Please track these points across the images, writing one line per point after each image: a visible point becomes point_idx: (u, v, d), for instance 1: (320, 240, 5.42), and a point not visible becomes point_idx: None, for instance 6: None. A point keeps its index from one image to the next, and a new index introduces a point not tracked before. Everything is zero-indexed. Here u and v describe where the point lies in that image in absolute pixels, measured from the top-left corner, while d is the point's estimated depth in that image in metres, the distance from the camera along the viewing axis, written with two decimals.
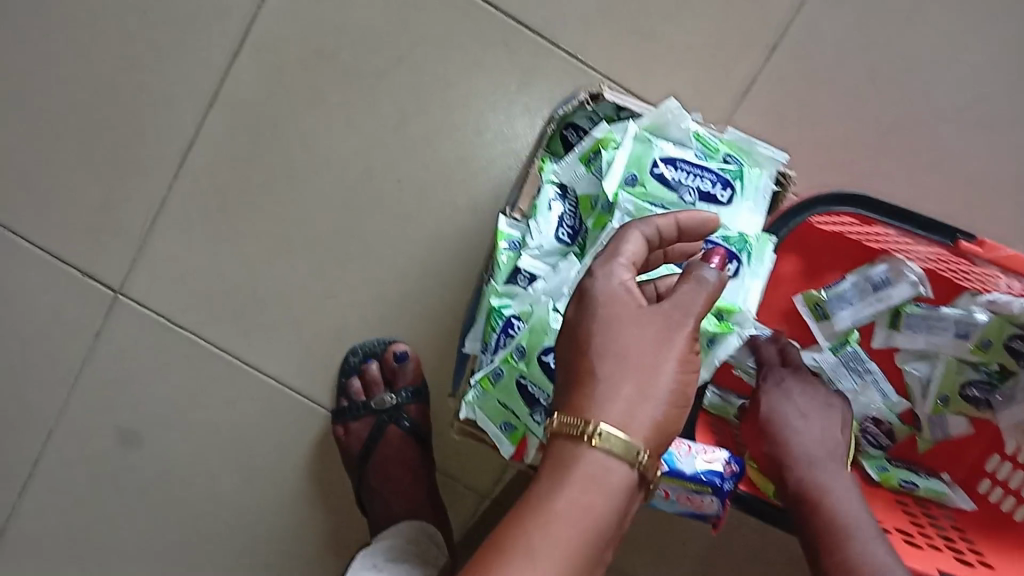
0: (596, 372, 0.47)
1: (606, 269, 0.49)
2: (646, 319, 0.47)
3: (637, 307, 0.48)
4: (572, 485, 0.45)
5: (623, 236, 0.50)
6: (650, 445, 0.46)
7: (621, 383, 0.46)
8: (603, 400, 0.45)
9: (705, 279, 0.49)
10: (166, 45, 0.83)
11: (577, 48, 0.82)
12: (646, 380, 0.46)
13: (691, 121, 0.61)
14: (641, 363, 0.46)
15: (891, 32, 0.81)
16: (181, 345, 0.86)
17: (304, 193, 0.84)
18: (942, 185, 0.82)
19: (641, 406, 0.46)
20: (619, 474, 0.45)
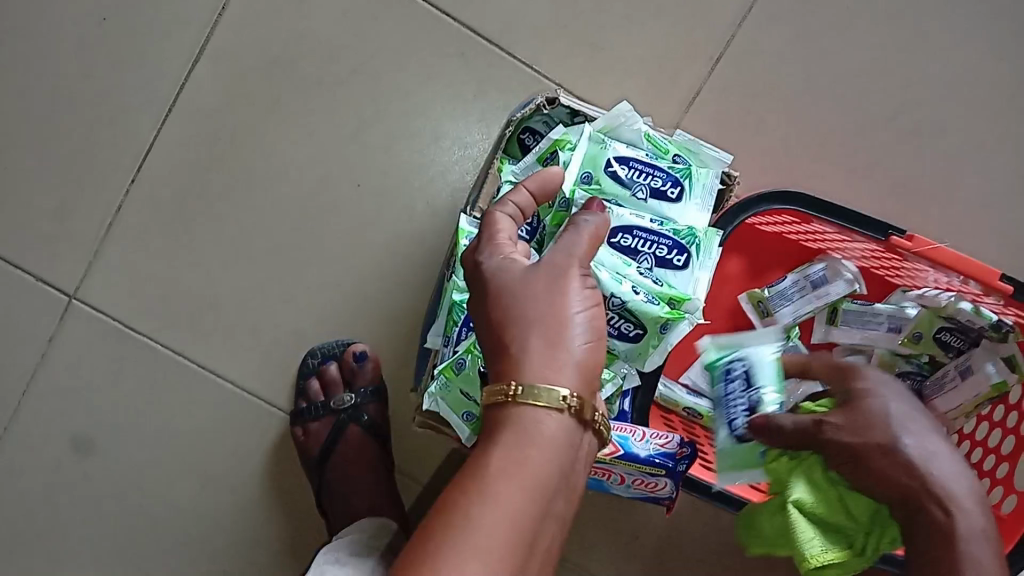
0: (508, 335, 0.49)
1: (492, 251, 0.53)
2: (535, 272, 0.51)
3: (521, 267, 0.51)
4: (507, 445, 0.47)
5: (492, 221, 0.54)
6: (577, 388, 0.49)
7: (531, 339, 0.49)
8: (523, 358, 0.49)
9: (582, 224, 0.54)
10: (126, 53, 0.84)
11: (530, 57, 0.85)
12: (553, 331, 0.49)
13: (642, 123, 0.65)
14: (546, 313, 0.49)
15: (826, 44, 0.85)
16: (137, 351, 0.86)
17: (263, 198, 0.85)
18: (879, 189, 0.86)
19: (558, 356, 0.49)
20: (551, 422, 0.48)
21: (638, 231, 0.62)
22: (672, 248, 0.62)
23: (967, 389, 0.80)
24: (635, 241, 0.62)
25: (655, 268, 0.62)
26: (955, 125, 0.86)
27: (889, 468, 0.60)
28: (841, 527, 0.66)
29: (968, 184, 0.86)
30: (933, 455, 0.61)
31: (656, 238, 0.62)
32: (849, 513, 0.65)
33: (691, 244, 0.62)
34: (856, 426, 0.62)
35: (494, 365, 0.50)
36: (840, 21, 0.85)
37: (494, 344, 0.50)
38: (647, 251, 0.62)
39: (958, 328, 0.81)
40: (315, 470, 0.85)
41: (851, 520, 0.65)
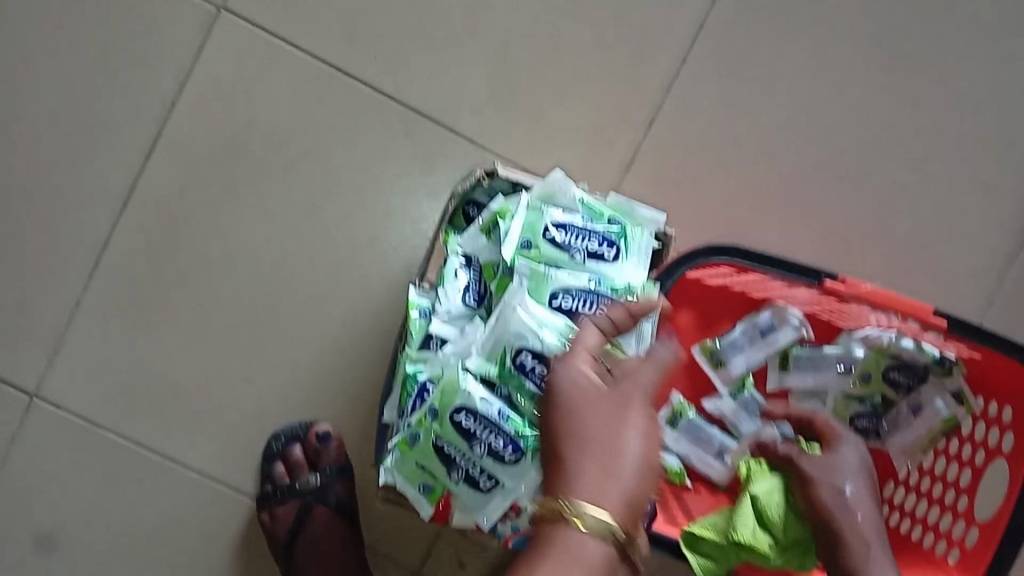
0: (568, 452, 0.53)
1: (565, 361, 0.57)
2: (605, 395, 0.55)
3: (592, 387, 0.55)
4: (553, 563, 0.49)
5: (581, 332, 0.59)
6: (620, 513, 0.51)
7: (586, 461, 0.52)
8: (574, 476, 0.52)
9: (657, 355, 0.57)
10: (78, 150, 0.85)
11: (473, 131, 0.87)
12: (610, 456, 0.52)
13: (576, 188, 0.68)
14: (604, 441, 0.53)
15: (755, 101, 0.88)
16: (101, 444, 0.86)
17: (220, 283, 0.86)
18: (817, 237, 0.89)
19: (609, 481, 0.51)
20: (594, 545, 0.50)
21: (577, 291, 0.64)
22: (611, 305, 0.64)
23: (921, 424, 0.84)
24: (575, 301, 0.64)
25: None
26: (883, 171, 0.89)
27: (831, 505, 0.74)
28: (775, 536, 0.76)
29: (898, 227, 0.89)
30: (865, 503, 0.75)
31: (595, 297, 0.64)
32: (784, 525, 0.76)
33: (628, 300, 0.64)
34: (825, 467, 0.77)
35: (549, 480, 0.53)
36: (766, 81, 0.88)
37: (551, 451, 0.54)
38: (587, 311, 0.64)
39: (905, 365, 0.84)
40: (283, 552, 0.85)
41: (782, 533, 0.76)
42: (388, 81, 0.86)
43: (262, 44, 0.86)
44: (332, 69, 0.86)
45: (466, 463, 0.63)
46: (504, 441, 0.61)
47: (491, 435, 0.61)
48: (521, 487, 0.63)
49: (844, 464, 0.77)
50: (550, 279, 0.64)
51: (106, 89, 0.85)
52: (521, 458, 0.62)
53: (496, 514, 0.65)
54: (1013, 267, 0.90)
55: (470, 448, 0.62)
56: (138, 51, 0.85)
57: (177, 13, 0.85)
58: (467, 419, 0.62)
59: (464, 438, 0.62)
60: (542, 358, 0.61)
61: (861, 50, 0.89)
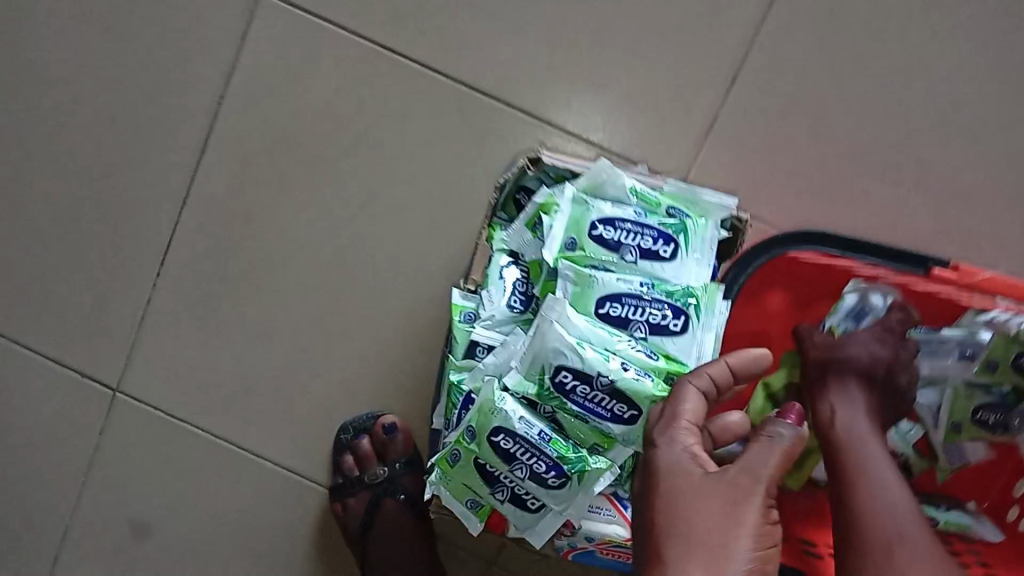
0: (665, 547, 0.45)
1: (668, 438, 0.49)
2: (716, 487, 0.46)
3: (698, 473, 0.47)
4: None
5: (680, 394, 0.51)
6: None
7: (689, 566, 0.44)
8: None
9: (778, 436, 0.48)
10: (137, 149, 0.85)
11: (532, 105, 0.79)
12: (716, 564, 0.44)
13: (628, 177, 0.60)
14: (712, 544, 0.44)
15: (855, 49, 0.76)
16: (181, 437, 0.88)
17: (281, 278, 0.85)
18: (932, 205, 0.77)
19: None
20: None
21: (628, 298, 0.57)
22: (667, 313, 0.56)
23: None
24: (626, 309, 0.57)
25: (649, 336, 0.56)
26: (1015, 121, 0.76)
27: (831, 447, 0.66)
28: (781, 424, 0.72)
29: None
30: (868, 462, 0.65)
31: (648, 304, 0.56)
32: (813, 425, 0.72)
33: (685, 305, 0.56)
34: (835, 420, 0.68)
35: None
36: (871, 24, 0.76)
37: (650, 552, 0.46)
38: (639, 319, 0.57)
39: None
40: (356, 544, 0.84)
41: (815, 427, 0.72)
42: (439, 56, 0.80)
43: (306, 26, 0.81)
44: (380, 47, 0.80)
45: (509, 483, 0.59)
46: (546, 464, 0.56)
47: (532, 458, 0.56)
48: (569, 510, 0.58)
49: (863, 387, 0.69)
50: (595, 284, 0.57)
51: (157, 85, 0.83)
52: (565, 483, 0.56)
53: (548, 534, 0.60)
54: None
55: (511, 470, 0.57)
56: (185, 41, 0.82)
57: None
58: (505, 440, 0.57)
59: (503, 459, 0.57)
60: (583, 377, 0.54)
61: None
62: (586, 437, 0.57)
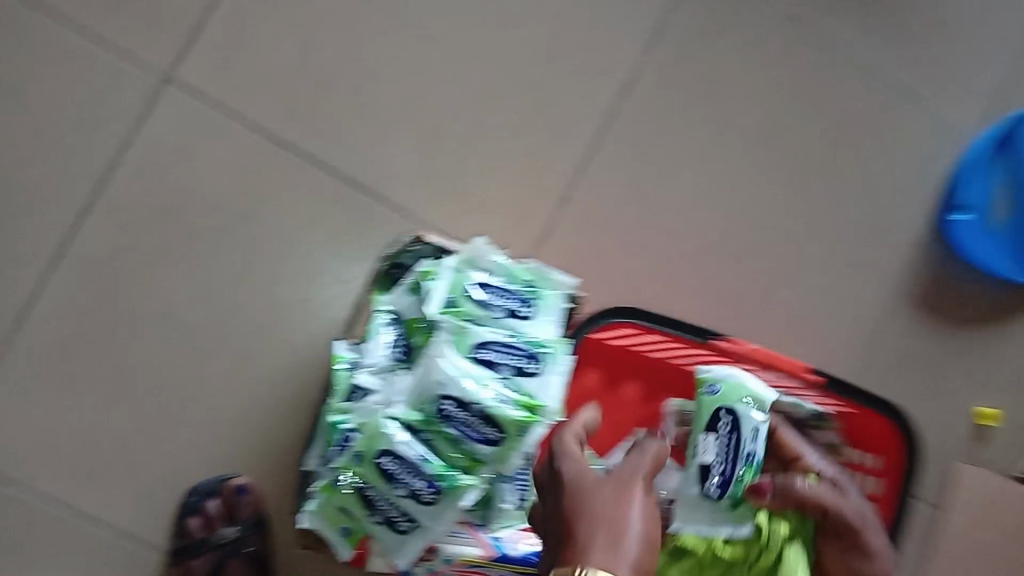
0: (576, 529, 0.53)
1: (562, 465, 0.60)
2: (608, 479, 0.57)
3: (588, 476, 0.58)
4: None
5: (561, 440, 0.63)
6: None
7: (595, 533, 0.53)
8: (591, 546, 0.51)
9: (645, 450, 0.61)
10: (13, 208, 0.88)
11: (402, 202, 0.93)
12: (615, 525, 0.53)
13: (496, 254, 0.75)
14: (610, 514, 0.54)
15: (656, 184, 0.98)
16: (12, 498, 0.85)
17: (145, 340, 0.88)
18: (712, 308, 0.98)
19: (617, 547, 0.52)
20: None
21: (497, 345, 0.69)
22: (526, 358, 0.70)
23: None
24: (495, 354, 0.69)
25: (514, 376, 0.69)
26: (772, 249, 1.00)
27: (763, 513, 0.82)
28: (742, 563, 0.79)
29: (787, 300, 1.00)
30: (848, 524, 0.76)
31: (513, 351, 0.69)
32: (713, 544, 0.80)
33: (541, 353, 0.70)
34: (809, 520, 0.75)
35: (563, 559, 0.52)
36: (669, 166, 0.98)
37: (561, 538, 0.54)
38: (506, 362, 0.69)
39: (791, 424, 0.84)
40: None
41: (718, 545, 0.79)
42: (323, 152, 0.92)
43: (204, 114, 0.91)
44: (270, 139, 0.91)
45: (385, 504, 0.67)
46: (424, 482, 0.65)
47: (412, 476, 0.65)
48: (438, 528, 0.66)
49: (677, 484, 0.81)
50: (470, 333, 0.69)
51: (45, 150, 0.89)
52: (439, 498, 0.65)
53: (414, 556, 0.68)
54: (882, 336, 1.01)
55: (390, 489, 0.66)
56: (82, 117, 0.89)
57: (122, 82, 0.90)
58: (389, 462, 0.65)
59: (385, 478, 0.66)
60: (462, 404, 0.65)
61: (752, 142, 1.00)
62: (458, 460, 0.66)
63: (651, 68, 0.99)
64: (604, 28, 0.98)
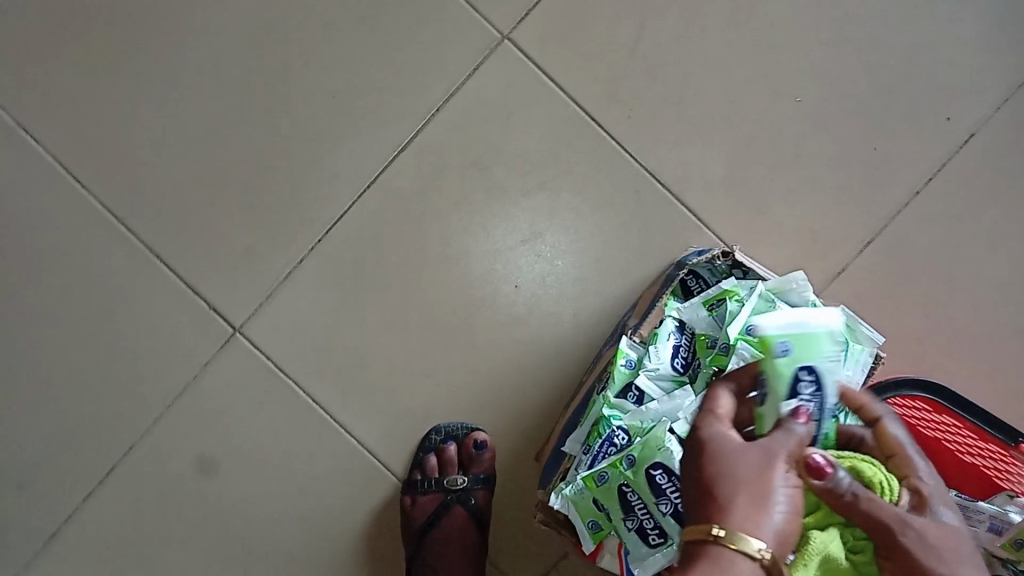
0: (716, 488, 0.52)
1: (715, 423, 0.55)
2: (752, 447, 0.53)
3: (738, 440, 0.54)
4: (705, 572, 0.48)
5: (716, 390, 0.58)
6: (772, 544, 0.50)
7: (740, 504, 0.50)
8: (726, 512, 0.50)
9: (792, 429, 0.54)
10: (343, 128, 0.93)
11: (698, 206, 0.91)
12: (756, 494, 0.51)
13: (812, 292, 0.71)
14: (746, 476, 0.52)
15: (972, 249, 0.90)
16: (281, 390, 0.93)
17: (428, 278, 0.92)
18: (1000, 394, 0.90)
19: (757, 511, 0.50)
20: (746, 570, 0.48)
21: None
22: None
23: None
24: None
25: None
26: None
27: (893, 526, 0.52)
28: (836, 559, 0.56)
29: None
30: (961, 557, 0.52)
31: None
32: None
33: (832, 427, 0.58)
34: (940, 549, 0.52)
35: (701, 508, 0.52)
36: (991, 237, 0.90)
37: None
38: None
39: None
40: (413, 541, 0.90)
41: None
42: (635, 143, 0.92)
43: (532, 80, 0.92)
44: (588, 119, 0.92)
45: (643, 513, 0.67)
46: None
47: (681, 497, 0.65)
48: None
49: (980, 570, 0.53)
50: None
51: (383, 82, 0.93)
52: None
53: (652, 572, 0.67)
54: None
55: (655, 502, 0.66)
56: (423, 57, 0.93)
57: (465, 34, 0.92)
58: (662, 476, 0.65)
59: (653, 491, 0.66)
60: None
61: None
62: None
63: (1000, 127, 0.91)
64: (959, 73, 0.91)
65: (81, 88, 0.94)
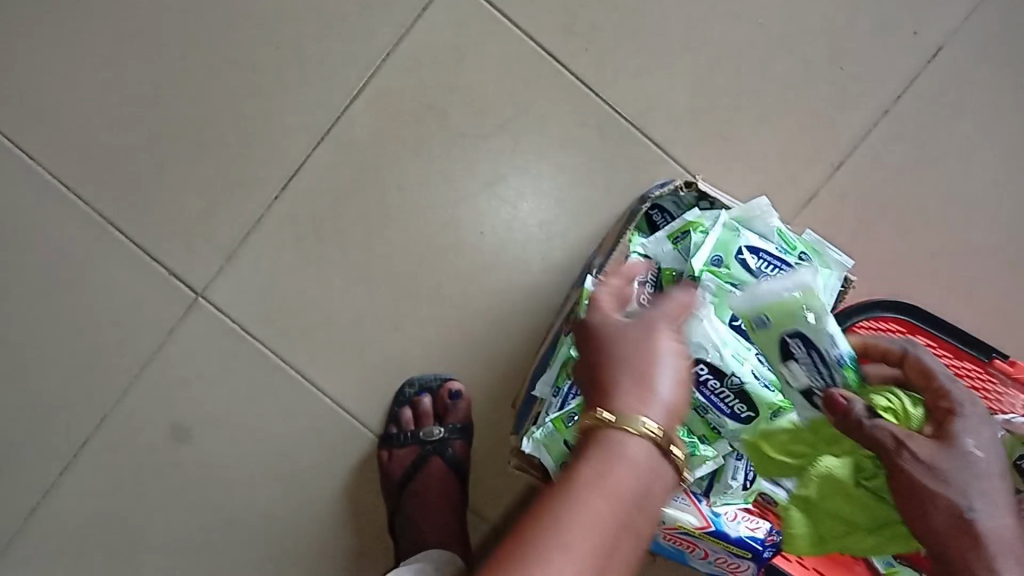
0: (605, 371, 0.55)
1: (602, 310, 0.58)
2: (635, 324, 0.56)
3: (621, 321, 0.57)
4: (597, 456, 0.52)
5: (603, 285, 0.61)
6: (659, 417, 0.53)
7: (626, 385, 0.53)
8: (614, 396, 0.53)
9: (668, 300, 0.58)
10: (293, 79, 0.90)
11: (663, 139, 0.89)
12: (640, 371, 0.54)
13: (776, 219, 0.70)
14: (629, 356, 0.54)
15: (943, 167, 0.88)
16: (249, 353, 0.91)
17: (391, 230, 0.90)
18: (975, 312, 0.89)
19: (640, 390, 0.53)
20: (636, 447, 0.52)
21: None
22: None
23: None
24: None
25: None
26: None
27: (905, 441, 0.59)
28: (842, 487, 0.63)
29: None
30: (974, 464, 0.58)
31: None
32: (875, 508, 0.63)
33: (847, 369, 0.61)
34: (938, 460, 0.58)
35: (591, 393, 0.55)
36: (962, 154, 0.88)
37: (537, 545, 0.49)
38: None
39: None
40: (393, 492, 0.90)
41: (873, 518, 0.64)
42: (595, 76, 0.89)
43: (485, 17, 0.89)
44: (543, 53, 0.89)
45: None
46: None
47: None
48: None
49: (993, 493, 0.58)
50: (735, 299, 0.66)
51: (330, 28, 0.89)
52: None
53: None
54: None
55: None
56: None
57: None
58: None
59: None
60: (717, 373, 0.64)
61: None
62: (697, 427, 0.68)
63: (970, 37, 0.88)
64: None
65: (15, 53, 0.89)
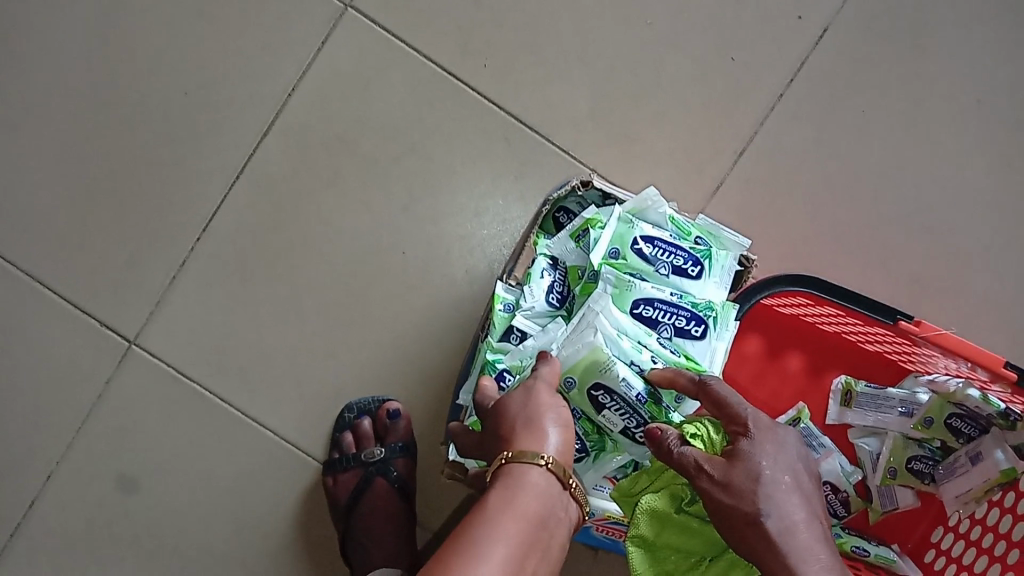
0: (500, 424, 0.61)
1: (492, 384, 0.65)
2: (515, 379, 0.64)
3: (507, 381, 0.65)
4: (501, 487, 0.56)
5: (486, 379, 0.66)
6: (553, 453, 0.59)
7: (520, 431, 0.60)
8: (510, 438, 0.60)
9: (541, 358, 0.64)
10: (204, 123, 0.92)
11: (569, 144, 0.91)
12: (528, 416, 0.60)
13: (667, 206, 0.71)
14: (517, 406, 0.61)
15: (843, 142, 0.91)
16: (187, 396, 0.92)
17: (314, 260, 0.92)
18: (893, 280, 0.91)
19: (530, 429, 0.60)
20: (535, 476, 0.57)
21: (659, 303, 0.67)
22: (690, 320, 0.67)
23: (977, 473, 0.76)
24: (657, 312, 0.67)
25: (674, 337, 0.68)
26: (965, 224, 0.91)
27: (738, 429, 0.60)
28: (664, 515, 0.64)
29: (978, 282, 0.91)
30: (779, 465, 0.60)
31: (675, 310, 0.67)
32: (699, 535, 0.64)
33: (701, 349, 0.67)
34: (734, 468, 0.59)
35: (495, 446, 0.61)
36: (859, 127, 0.91)
37: (465, 554, 0.51)
38: (667, 323, 0.68)
39: (968, 415, 0.77)
40: (341, 518, 0.90)
41: (709, 543, 0.64)
42: (497, 90, 0.91)
43: (384, 45, 0.91)
44: (444, 73, 0.91)
45: None
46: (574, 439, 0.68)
47: None
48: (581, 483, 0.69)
49: (782, 495, 0.58)
50: (634, 289, 0.67)
51: (235, 70, 0.91)
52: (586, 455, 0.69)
53: None
54: None
55: None
56: (271, 38, 0.91)
57: (308, 7, 0.91)
58: None
59: None
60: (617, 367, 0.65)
61: (958, 106, 0.91)
62: None
63: (855, 15, 0.91)
64: None
65: None
